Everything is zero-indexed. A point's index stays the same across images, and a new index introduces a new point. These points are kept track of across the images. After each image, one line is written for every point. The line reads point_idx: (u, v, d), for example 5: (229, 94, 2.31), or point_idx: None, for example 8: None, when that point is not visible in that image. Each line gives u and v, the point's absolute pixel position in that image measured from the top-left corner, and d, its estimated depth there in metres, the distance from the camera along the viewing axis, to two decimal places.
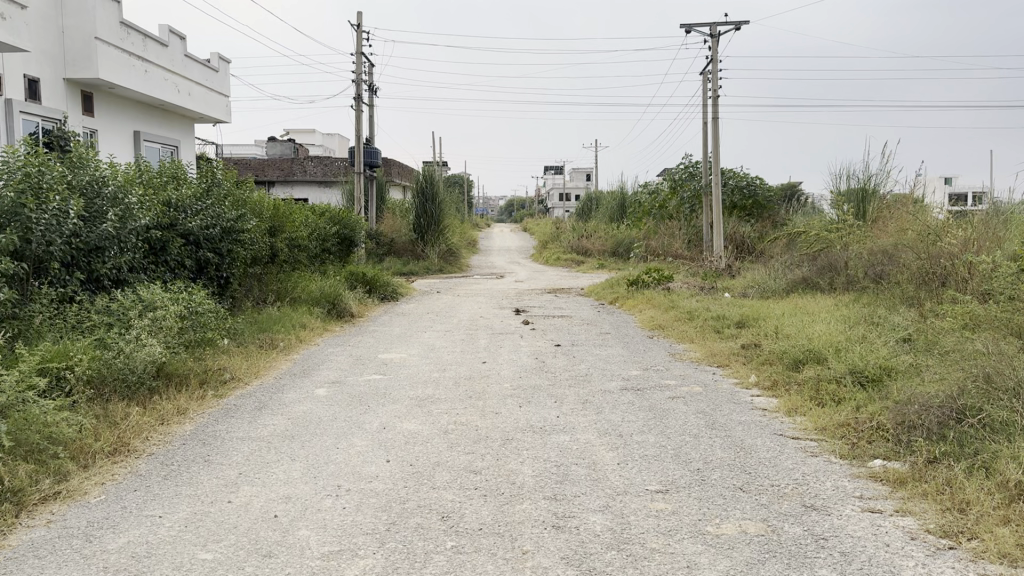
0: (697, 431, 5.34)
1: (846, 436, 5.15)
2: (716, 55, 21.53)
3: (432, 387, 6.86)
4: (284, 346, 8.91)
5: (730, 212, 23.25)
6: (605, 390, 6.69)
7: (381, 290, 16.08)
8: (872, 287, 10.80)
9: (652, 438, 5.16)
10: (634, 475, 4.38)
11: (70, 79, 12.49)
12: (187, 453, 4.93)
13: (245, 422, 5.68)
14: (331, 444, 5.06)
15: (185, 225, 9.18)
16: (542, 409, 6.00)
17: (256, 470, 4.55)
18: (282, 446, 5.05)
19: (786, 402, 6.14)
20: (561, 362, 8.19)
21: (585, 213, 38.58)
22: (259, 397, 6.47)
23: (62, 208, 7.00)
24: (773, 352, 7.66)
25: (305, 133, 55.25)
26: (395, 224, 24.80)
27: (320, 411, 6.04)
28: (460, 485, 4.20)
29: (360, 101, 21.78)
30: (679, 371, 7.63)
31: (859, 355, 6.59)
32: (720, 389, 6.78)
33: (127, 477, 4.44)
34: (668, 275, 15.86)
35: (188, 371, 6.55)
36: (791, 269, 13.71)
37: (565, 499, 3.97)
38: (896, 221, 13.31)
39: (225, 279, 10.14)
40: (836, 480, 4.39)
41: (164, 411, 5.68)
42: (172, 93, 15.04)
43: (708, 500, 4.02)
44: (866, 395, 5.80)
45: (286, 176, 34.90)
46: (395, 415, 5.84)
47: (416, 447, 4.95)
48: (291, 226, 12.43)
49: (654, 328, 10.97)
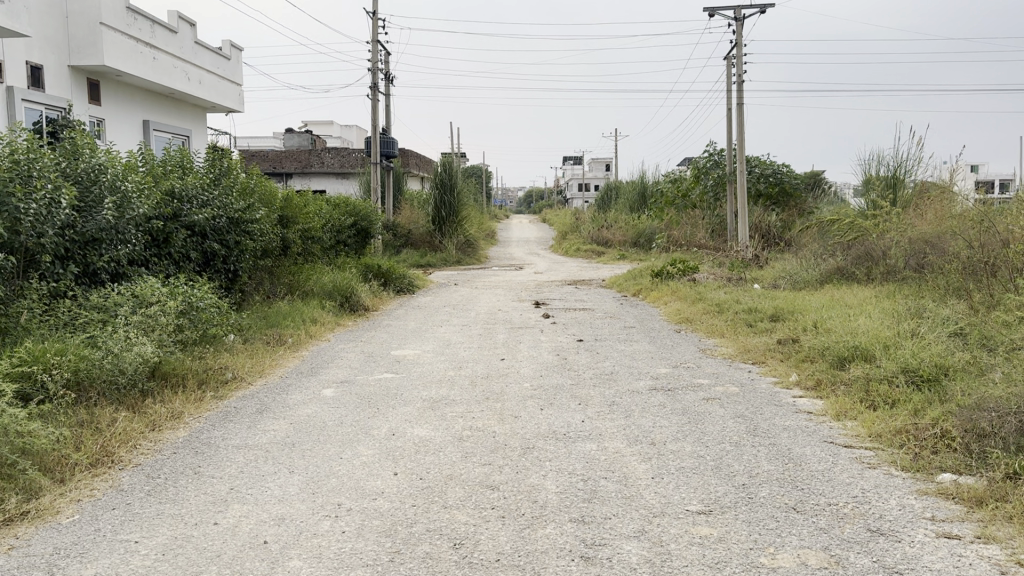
0: (739, 440, 4.82)
1: (906, 444, 4.61)
2: (739, 39, 20.88)
3: (447, 388, 6.38)
4: (293, 342, 8.49)
5: (755, 201, 22.36)
6: (633, 391, 6.18)
7: (397, 284, 15.61)
8: (914, 278, 10.21)
9: (688, 446, 4.65)
10: (672, 492, 3.88)
11: (75, 67, 12.12)
12: (178, 463, 4.50)
13: (243, 427, 5.23)
14: (334, 454, 4.60)
15: (189, 216, 8.77)
16: (565, 412, 5.50)
17: (249, 485, 4.09)
18: (280, 456, 4.59)
19: (833, 403, 5.61)
20: (585, 360, 7.67)
21: (603, 203, 37.69)
22: (260, 399, 6.03)
23: (53, 197, 6.58)
24: (813, 349, 7.12)
25: (323, 125, 54.98)
26: (412, 215, 24.12)
27: (326, 415, 5.58)
28: (476, 505, 3.72)
29: (376, 89, 21.34)
30: (712, 369, 7.11)
31: (911, 353, 6.04)
32: (759, 389, 6.26)
33: (107, 493, 4.00)
34: (692, 266, 15.24)
35: (184, 371, 6.13)
36: (825, 259, 13.02)
37: (595, 522, 3.48)
38: (938, 211, 12.54)
39: (234, 272, 9.72)
40: (901, 498, 3.87)
41: (157, 416, 5.25)
42: (181, 80, 14.65)
43: (758, 524, 3.51)
44: (925, 398, 5.25)
45: (304, 168, 34.57)
46: (406, 420, 5.36)
47: (427, 457, 4.47)
48: (303, 217, 12.00)
49: (680, 322, 10.42)
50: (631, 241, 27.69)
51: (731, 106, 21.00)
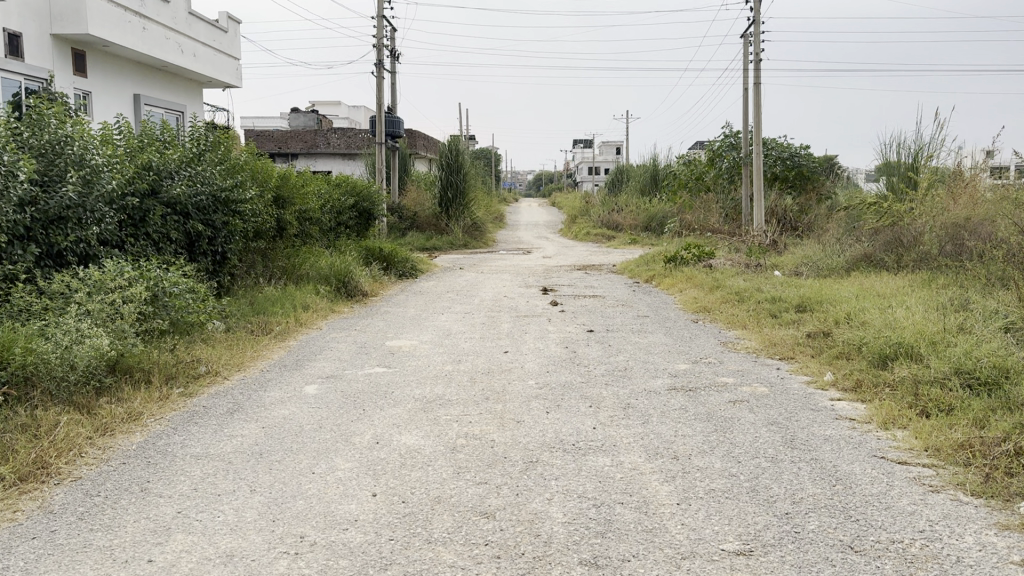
0: (775, 453, 4.18)
1: (973, 462, 3.94)
2: (758, 16, 20.08)
3: (442, 385, 5.74)
4: (282, 329, 7.93)
5: (770, 183, 21.52)
6: (651, 391, 5.52)
7: (399, 268, 14.97)
8: (948, 267, 9.50)
9: (718, 462, 4.00)
10: (703, 525, 3.23)
11: (58, 36, 11.47)
12: (125, 477, 3.89)
13: (208, 431, 4.61)
14: (305, 468, 3.96)
15: (168, 194, 8.12)
16: (574, 417, 4.85)
17: (202, 508, 3.47)
18: (243, 469, 3.95)
19: (879, 409, 4.94)
20: (596, 353, 7.01)
21: (613, 185, 36.82)
22: (234, 396, 5.41)
23: (9, 169, 5.95)
24: (848, 345, 6.45)
25: (330, 105, 54.20)
26: (419, 197, 23.58)
27: (304, 417, 4.94)
28: (466, 539, 3.08)
29: (382, 66, 20.63)
30: (737, 366, 6.43)
31: (965, 351, 5.37)
32: (791, 390, 5.59)
33: (31, 517, 3.39)
34: (708, 251, 14.50)
35: (149, 364, 5.51)
36: (849, 245, 12.31)
37: (610, 567, 2.84)
38: (972, 198, 11.78)
39: (221, 254, 9.11)
40: (979, 534, 3.21)
41: (110, 418, 4.64)
42: (173, 52, 13.99)
43: (811, 571, 2.86)
44: (986, 406, 4.58)
45: (309, 149, 33.96)
46: (393, 425, 4.72)
47: (413, 473, 3.83)
48: (301, 198, 11.38)
49: (698, 311, 9.74)
50: (642, 225, 26.93)
51: (748, 86, 20.22)
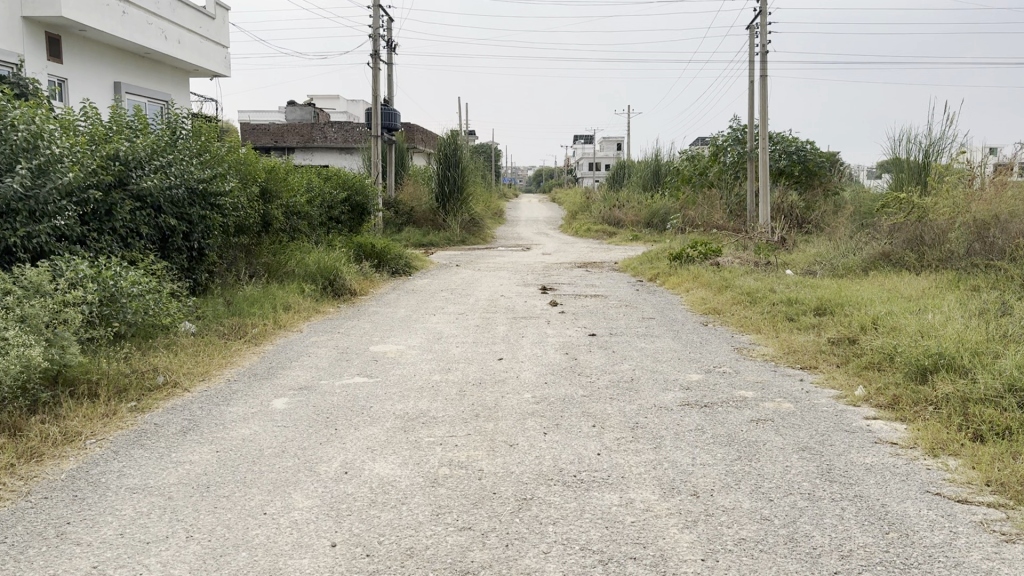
0: (812, 488, 3.55)
1: None
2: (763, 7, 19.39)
3: (427, 399, 5.13)
4: (259, 332, 7.30)
5: (775, 179, 20.76)
6: (661, 408, 4.90)
7: (392, 265, 14.33)
8: (972, 270, 8.87)
9: (745, 501, 3.38)
10: None
11: (29, 19, 10.83)
12: (42, 518, 3.26)
13: (153, 457, 3.99)
14: (256, 507, 3.34)
15: (137, 185, 7.48)
16: (576, 440, 4.23)
17: (122, 562, 2.84)
18: (184, 508, 3.33)
19: (924, 433, 4.32)
20: (600, 361, 6.39)
21: (614, 181, 36.18)
22: (191, 412, 4.79)
23: None
24: (877, 355, 5.81)
25: (328, 99, 53.47)
26: (415, 192, 22.95)
27: (266, 439, 4.31)
28: None
29: (377, 58, 19.99)
30: (756, 377, 5.80)
31: (1017, 364, 4.72)
32: (821, 407, 4.96)
33: None
34: (715, 249, 13.85)
35: (95, 375, 4.90)
36: (864, 243, 11.67)
37: None
38: (995, 194, 11.15)
39: (198, 251, 8.47)
40: None
41: (40, 441, 4.03)
42: (156, 38, 13.34)
43: None
44: None
45: (307, 142, 33.10)
46: (368, 449, 4.10)
47: (383, 515, 3.21)
48: (287, 191, 10.73)
49: (707, 314, 9.11)
50: (644, 222, 26.28)
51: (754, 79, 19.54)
